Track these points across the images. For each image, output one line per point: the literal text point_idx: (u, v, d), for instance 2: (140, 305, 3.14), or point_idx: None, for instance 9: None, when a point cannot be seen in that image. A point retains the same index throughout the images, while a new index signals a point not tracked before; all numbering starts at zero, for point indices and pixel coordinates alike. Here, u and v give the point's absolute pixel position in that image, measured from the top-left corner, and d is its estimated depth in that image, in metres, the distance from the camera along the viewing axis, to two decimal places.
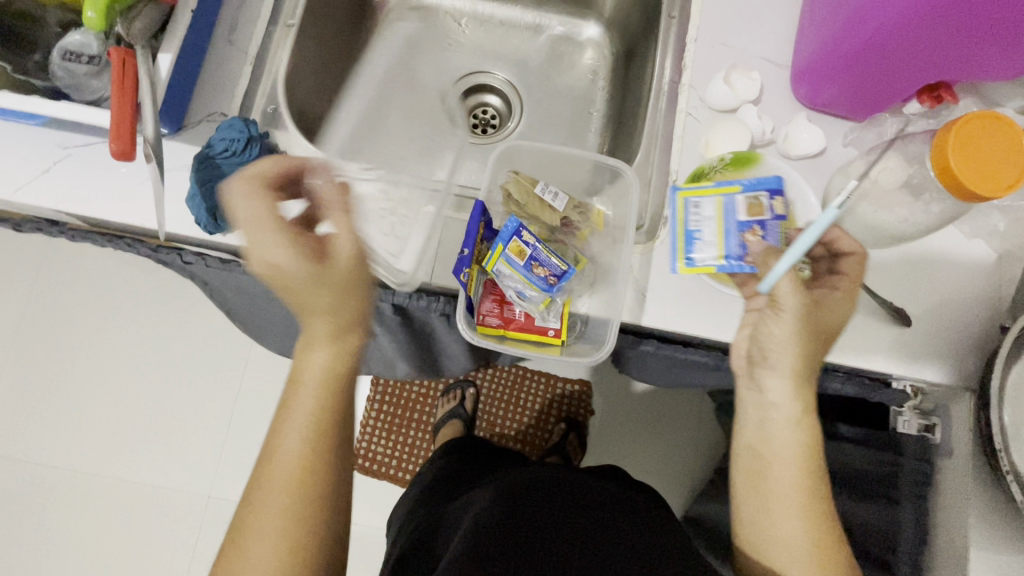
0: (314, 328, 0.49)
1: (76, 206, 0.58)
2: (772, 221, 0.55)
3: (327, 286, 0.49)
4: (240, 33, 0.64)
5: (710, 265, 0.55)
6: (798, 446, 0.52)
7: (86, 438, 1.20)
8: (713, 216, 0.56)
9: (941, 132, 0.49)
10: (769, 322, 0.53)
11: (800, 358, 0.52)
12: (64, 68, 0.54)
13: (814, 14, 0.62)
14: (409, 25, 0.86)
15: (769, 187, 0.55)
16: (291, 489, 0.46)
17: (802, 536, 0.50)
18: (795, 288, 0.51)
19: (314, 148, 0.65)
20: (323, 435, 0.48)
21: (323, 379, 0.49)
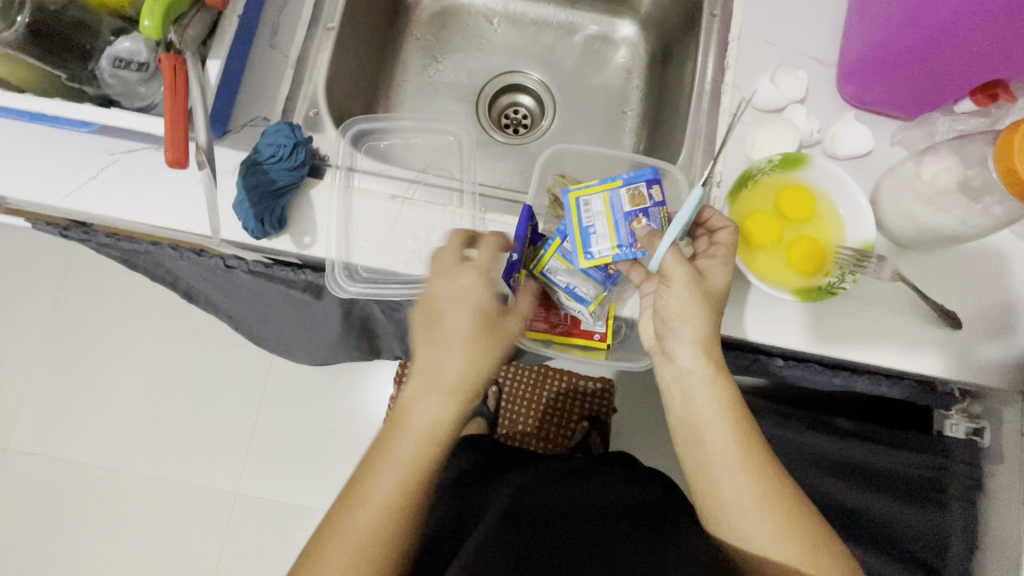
0: (427, 380, 0.52)
1: (124, 211, 0.59)
2: (654, 209, 0.53)
3: (477, 353, 0.52)
4: (282, 37, 0.65)
5: (606, 256, 0.54)
6: (719, 406, 0.52)
7: (117, 435, 1.22)
8: (603, 211, 0.55)
9: (1006, 134, 0.48)
10: (665, 295, 0.52)
11: (702, 321, 0.51)
12: (115, 76, 0.55)
13: (865, 12, 0.61)
14: (441, 24, 0.85)
15: (649, 178, 0.54)
16: (376, 527, 0.49)
17: (746, 491, 0.50)
18: (679, 260, 0.50)
19: (356, 152, 0.65)
20: (414, 485, 0.50)
21: (426, 435, 0.51)
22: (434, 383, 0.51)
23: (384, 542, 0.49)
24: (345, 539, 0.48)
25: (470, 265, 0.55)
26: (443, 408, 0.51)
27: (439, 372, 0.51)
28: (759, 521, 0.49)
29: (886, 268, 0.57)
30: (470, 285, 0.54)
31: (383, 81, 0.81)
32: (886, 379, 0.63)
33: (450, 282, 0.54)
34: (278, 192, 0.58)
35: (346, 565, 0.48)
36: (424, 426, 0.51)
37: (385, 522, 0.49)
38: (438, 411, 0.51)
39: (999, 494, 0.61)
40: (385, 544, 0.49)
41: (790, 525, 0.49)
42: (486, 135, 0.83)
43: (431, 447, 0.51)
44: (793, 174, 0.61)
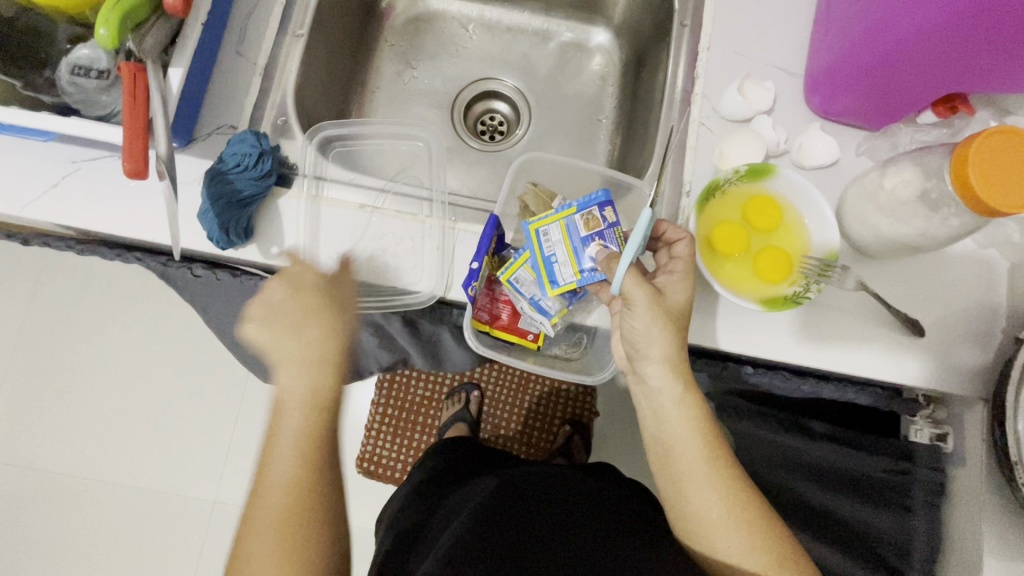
0: (291, 363, 0.51)
1: (87, 220, 0.58)
2: (608, 230, 0.54)
3: (326, 323, 0.53)
4: (249, 44, 0.64)
5: (571, 282, 0.55)
6: (688, 422, 0.52)
7: (89, 442, 1.19)
8: (561, 239, 0.55)
9: (961, 146, 0.49)
10: (629, 316, 0.52)
11: (668, 340, 0.51)
12: (74, 83, 0.54)
13: (830, 25, 0.62)
14: (415, 30, 0.85)
15: (598, 202, 0.55)
16: (283, 503, 0.49)
17: (714, 504, 0.50)
18: (639, 281, 0.51)
19: (327, 163, 0.64)
20: (312, 452, 0.51)
21: (303, 402, 0.51)
22: (297, 363, 0.51)
23: (294, 525, 0.49)
24: (261, 531, 0.48)
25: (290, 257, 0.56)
26: (311, 384, 0.51)
27: (299, 353, 0.52)
28: (729, 534, 0.50)
29: (850, 279, 0.58)
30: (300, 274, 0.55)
31: (357, 87, 0.81)
32: (854, 386, 0.64)
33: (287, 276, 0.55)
34: (243, 202, 0.57)
35: (272, 550, 0.48)
36: (294, 406, 0.51)
37: (289, 498, 0.49)
38: (307, 390, 0.51)
39: (960, 496, 0.62)
40: (296, 520, 0.49)
41: (752, 534, 0.50)
42: (460, 142, 0.82)
43: (318, 415, 0.51)
44: (756, 185, 0.61)
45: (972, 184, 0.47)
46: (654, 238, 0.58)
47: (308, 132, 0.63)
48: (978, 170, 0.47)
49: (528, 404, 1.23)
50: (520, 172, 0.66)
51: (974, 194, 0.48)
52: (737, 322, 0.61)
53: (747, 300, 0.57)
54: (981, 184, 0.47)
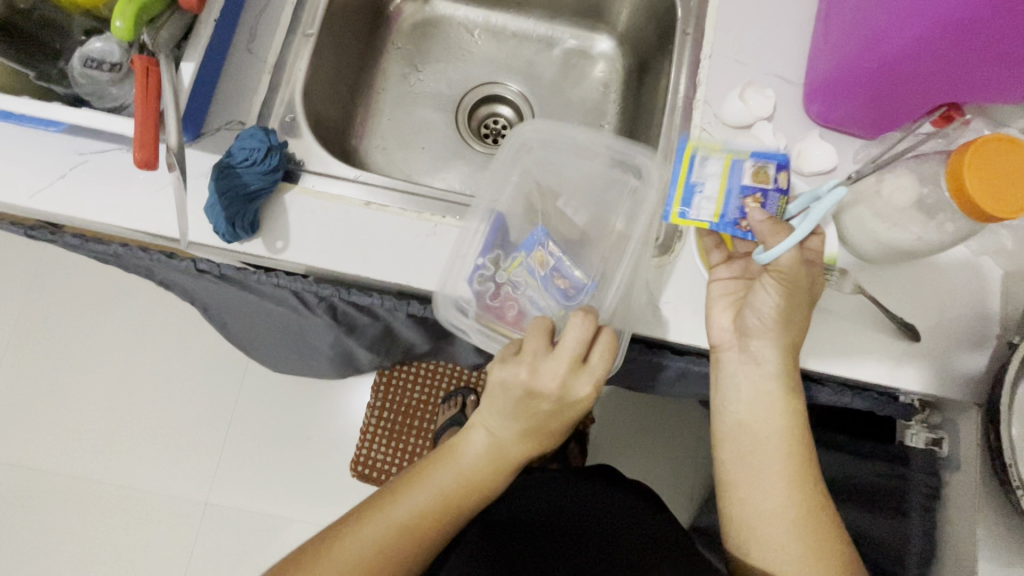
0: (492, 432, 0.56)
1: (92, 211, 0.58)
2: (774, 192, 0.55)
3: (531, 440, 0.56)
4: (259, 42, 0.65)
5: (703, 220, 0.56)
6: (782, 419, 0.54)
7: (80, 441, 1.18)
8: (718, 174, 0.57)
9: (956, 153, 0.50)
10: (759, 289, 0.54)
11: (794, 328, 0.53)
12: (86, 75, 0.54)
13: (830, 35, 0.63)
14: (422, 33, 0.86)
15: (779, 160, 0.56)
16: (388, 533, 0.52)
17: (784, 502, 0.53)
18: (797, 262, 0.51)
19: (332, 159, 0.65)
20: (440, 513, 0.54)
21: (466, 475, 0.55)
22: (496, 442, 0.56)
23: (398, 555, 0.52)
24: (369, 530, 0.52)
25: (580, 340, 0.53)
26: (490, 468, 0.56)
27: (503, 439, 0.55)
28: (789, 536, 0.52)
29: (847, 282, 0.60)
30: (591, 371, 0.53)
31: (363, 88, 0.82)
32: (851, 390, 0.64)
33: (563, 386, 0.52)
34: (250, 196, 0.58)
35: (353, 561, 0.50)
36: (468, 473, 0.55)
37: (393, 536, 0.52)
38: (484, 473, 0.56)
39: (955, 503, 0.62)
40: (387, 554, 0.52)
41: (808, 538, 0.52)
42: (464, 144, 0.84)
43: (465, 495, 0.55)
44: None
45: (968, 190, 0.48)
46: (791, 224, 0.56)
47: (293, 132, 0.64)
48: (973, 176, 0.48)
49: None
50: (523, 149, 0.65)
51: (973, 199, 0.48)
52: None
53: None
54: (976, 191, 0.48)
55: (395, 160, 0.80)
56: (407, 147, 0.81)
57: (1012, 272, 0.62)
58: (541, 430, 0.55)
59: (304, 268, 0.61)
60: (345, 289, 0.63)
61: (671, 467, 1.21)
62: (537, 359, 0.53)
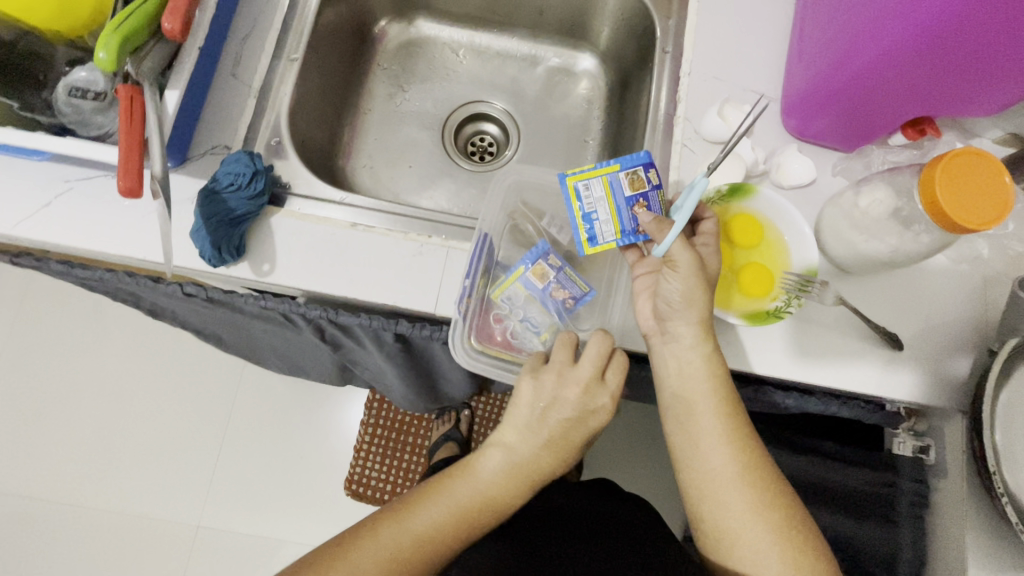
0: (511, 447, 0.55)
1: (76, 238, 0.58)
2: (653, 193, 0.57)
3: (552, 456, 0.55)
4: (244, 67, 0.66)
5: (610, 241, 0.57)
6: (712, 381, 0.53)
7: (69, 466, 1.17)
8: (604, 196, 0.57)
9: (929, 167, 0.51)
10: (668, 275, 0.54)
11: (705, 303, 0.53)
12: (71, 104, 0.55)
13: (803, 52, 0.65)
14: (406, 54, 0.88)
15: (644, 161, 0.57)
16: (408, 543, 0.51)
17: (730, 462, 0.52)
18: (685, 245, 0.53)
19: (317, 181, 0.65)
20: (458, 526, 0.53)
21: (485, 490, 0.54)
22: (515, 459, 0.55)
23: (414, 567, 0.50)
24: (387, 537, 0.51)
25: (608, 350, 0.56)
26: (510, 482, 0.55)
27: (520, 453, 0.55)
28: (735, 492, 0.51)
29: (829, 293, 0.60)
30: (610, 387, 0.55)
31: (349, 108, 0.82)
32: (838, 400, 0.65)
33: (588, 395, 0.55)
34: (235, 221, 0.58)
35: (374, 564, 0.49)
36: (486, 487, 0.54)
37: (416, 546, 0.51)
38: (501, 489, 0.54)
39: (943, 510, 0.63)
40: (408, 563, 0.50)
41: (760, 494, 0.51)
42: (451, 162, 0.85)
43: (484, 508, 0.54)
44: (741, 204, 0.63)
45: (939, 202, 0.49)
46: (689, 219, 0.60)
47: (278, 155, 0.65)
48: (945, 190, 0.50)
49: None
50: (506, 176, 0.66)
51: (946, 206, 0.49)
52: (723, 336, 0.62)
53: (730, 314, 0.60)
54: (945, 200, 0.49)
55: (382, 180, 0.81)
56: (393, 166, 0.82)
57: (990, 279, 0.64)
58: (562, 444, 0.55)
59: (291, 290, 0.62)
60: (333, 310, 0.62)
61: (666, 477, 1.21)
62: (559, 371, 0.56)
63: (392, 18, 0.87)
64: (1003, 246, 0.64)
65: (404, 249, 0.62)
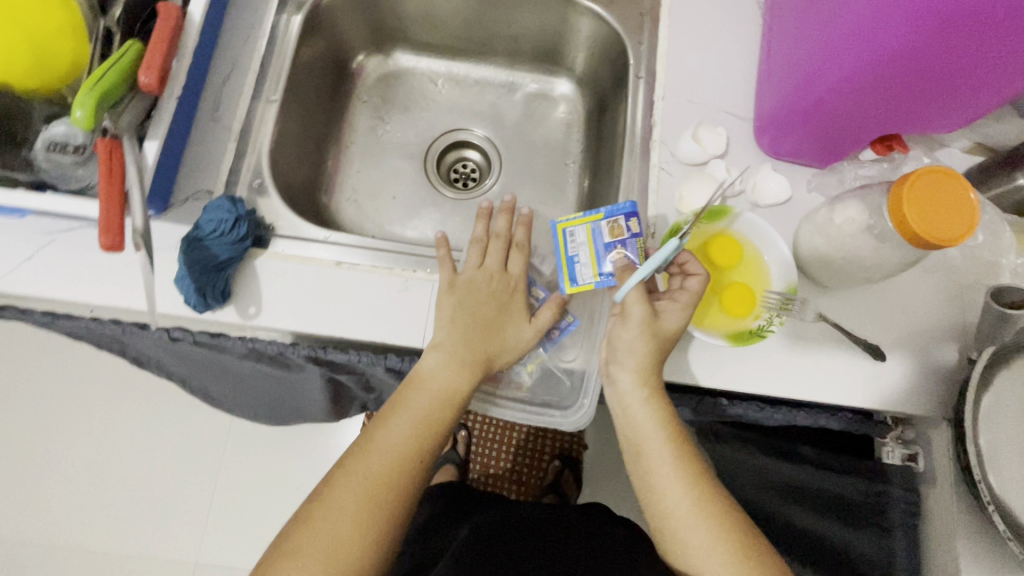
0: (446, 343, 0.58)
1: (58, 291, 0.58)
2: (631, 240, 0.59)
3: (488, 327, 0.61)
4: (224, 111, 0.67)
5: (589, 282, 0.60)
6: (655, 421, 0.56)
7: (60, 508, 1.15)
8: (586, 241, 0.61)
9: (896, 188, 0.52)
10: (621, 332, 0.57)
11: (646, 356, 0.55)
12: (50, 159, 0.55)
13: (772, 75, 0.67)
14: (386, 86, 0.89)
15: (626, 211, 0.60)
16: (381, 464, 0.53)
17: (682, 498, 0.53)
18: (640, 298, 0.56)
19: (301, 220, 0.65)
20: (422, 434, 0.56)
21: (438, 392, 0.57)
22: (452, 347, 0.58)
23: (396, 482, 0.53)
24: (360, 461, 0.54)
25: (496, 239, 0.67)
26: (461, 374, 0.58)
27: (455, 344, 0.58)
28: (694, 529, 0.52)
29: (809, 310, 0.62)
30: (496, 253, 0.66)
31: (331, 142, 0.83)
32: (825, 412, 0.67)
33: (500, 281, 0.64)
34: (220, 267, 0.58)
35: (356, 496, 0.52)
36: (439, 389, 0.57)
37: (393, 468, 0.54)
38: (456, 380, 0.57)
39: (936, 516, 0.64)
40: (387, 483, 0.53)
41: (716, 526, 0.52)
42: (434, 191, 0.85)
43: (443, 408, 0.57)
44: (718, 226, 0.64)
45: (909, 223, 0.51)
46: (673, 263, 0.60)
47: (262, 197, 0.66)
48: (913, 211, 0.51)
49: (513, 436, 1.28)
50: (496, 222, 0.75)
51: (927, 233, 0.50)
52: (708, 356, 0.63)
53: (716, 337, 0.61)
54: (922, 229, 0.50)
55: (367, 212, 0.82)
56: (377, 198, 0.83)
57: (965, 287, 0.65)
58: (490, 313, 0.61)
59: (279, 331, 0.62)
60: (321, 348, 0.64)
61: None
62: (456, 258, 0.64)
63: (370, 52, 0.88)
64: (977, 254, 0.65)
65: (391, 285, 0.63)
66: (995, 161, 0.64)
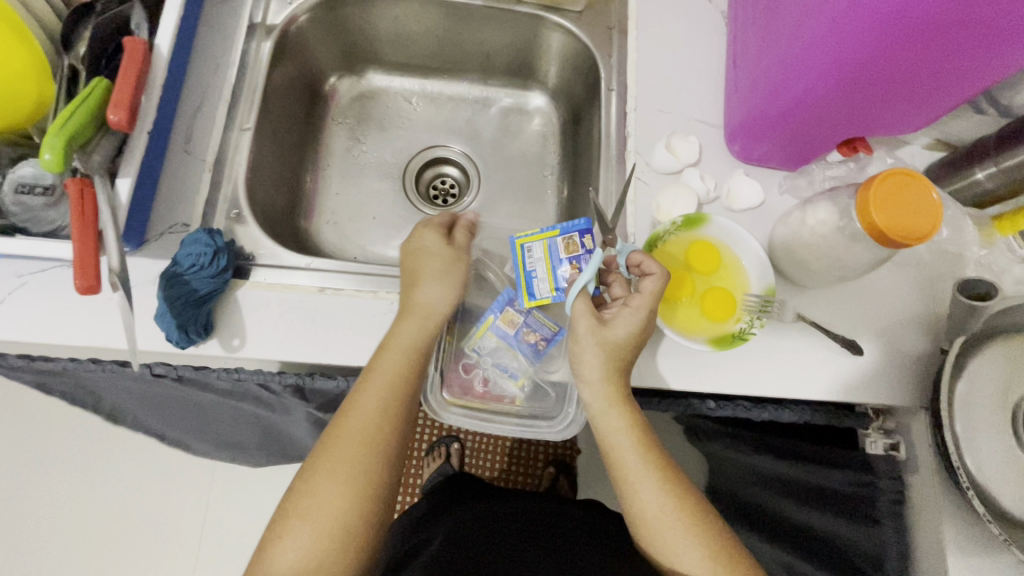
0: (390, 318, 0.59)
1: (31, 334, 0.57)
2: (586, 256, 0.59)
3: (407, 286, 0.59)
4: (196, 142, 0.66)
5: (546, 297, 0.60)
6: (625, 429, 0.56)
7: (48, 546, 1.14)
8: (543, 257, 0.60)
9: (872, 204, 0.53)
10: (577, 352, 0.57)
11: (603, 368, 0.56)
12: (19, 202, 0.54)
13: (740, 83, 0.69)
14: (360, 106, 0.89)
15: (581, 228, 0.59)
16: (362, 427, 0.53)
17: (657, 502, 0.54)
18: (585, 309, 0.57)
19: (281, 248, 0.65)
20: (396, 396, 0.54)
21: (404, 349, 0.56)
22: (409, 309, 0.58)
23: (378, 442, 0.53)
24: (343, 426, 0.53)
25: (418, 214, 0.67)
26: (411, 329, 0.57)
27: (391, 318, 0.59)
28: (673, 530, 0.53)
29: (788, 311, 0.63)
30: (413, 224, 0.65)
31: (308, 165, 0.83)
32: (809, 408, 0.68)
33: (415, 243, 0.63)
34: (201, 300, 0.57)
35: (344, 460, 0.52)
36: (401, 345, 0.56)
37: (371, 433, 0.53)
38: (407, 335, 0.56)
39: (920, 504, 0.65)
40: (372, 448, 0.53)
41: (691, 523, 0.53)
42: (414, 208, 0.86)
43: (413, 364, 0.56)
44: (686, 235, 0.65)
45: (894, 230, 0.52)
46: (630, 266, 0.59)
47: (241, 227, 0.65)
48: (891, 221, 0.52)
49: (506, 444, 1.28)
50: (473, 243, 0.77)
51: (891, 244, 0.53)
52: (693, 361, 0.64)
53: (698, 342, 0.62)
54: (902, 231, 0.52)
55: (348, 233, 0.82)
56: (357, 219, 0.83)
57: (934, 280, 0.67)
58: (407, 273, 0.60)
59: (265, 362, 0.61)
60: (308, 376, 0.63)
61: None
62: None
63: (342, 74, 0.88)
64: (943, 248, 0.68)
65: (376, 308, 0.63)
66: (955, 157, 0.67)
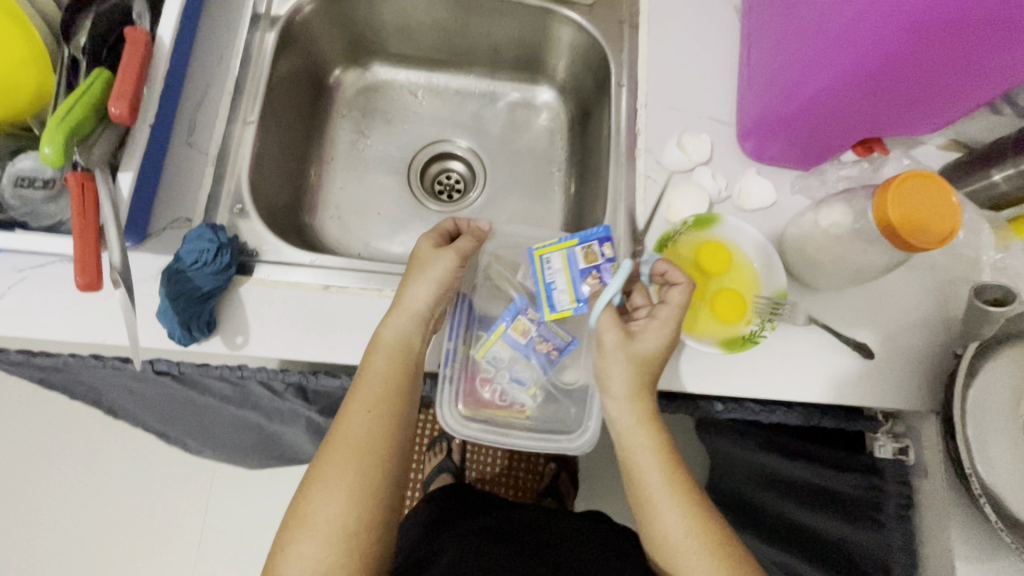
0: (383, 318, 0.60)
1: (30, 329, 0.56)
2: (606, 265, 0.57)
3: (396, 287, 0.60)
4: (199, 135, 0.65)
5: (568, 309, 0.58)
6: (651, 449, 0.55)
7: (49, 538, 1.14)
8: (562, 268, 0.58)
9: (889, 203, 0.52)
10: (603, 366, 0.57)
11: (630, 382, 0.55)
12: (18, 195, 0.53)
13: (754, 80, 0.67)
14: (365, 99, 0.87)
15: (599, 237, 0.58)
16: (355, 432, 0.52)
17: (681, 525, 0.53)
18: (613, 321, 0.56)
19: (285, 244, 0.64)
20: (385, 399, 0.54)
21: (386, 349, 0.55)
22: (395, 303, 0.57)
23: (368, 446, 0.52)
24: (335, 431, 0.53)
25: None
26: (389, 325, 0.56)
27: None
28: (696, 556, 0.52)
29: (800, 314, 0.62)
30: None
31: (312, 158, 0.82)
32: (818, 412, 0.67)
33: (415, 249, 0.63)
34: (204, 297, 0.57)
35: (337, 466, 0.51)
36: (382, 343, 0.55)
37: (364, 438, 0.52)
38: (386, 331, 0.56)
39: (926, 508, 0.64)
40: (364, 453, 0.52)
41: (712, 549, 0.52)
42: (419, 204, 0.84)
43: (399, 362, 0.55)
44: (703, 237, 0.65)
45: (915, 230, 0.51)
46: (654, 276, 0.59)
47: (245, 222, 0.64)
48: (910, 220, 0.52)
49: None
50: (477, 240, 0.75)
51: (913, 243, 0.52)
52: (702, 363, 0.63)
53: (709, 344, 0.62)
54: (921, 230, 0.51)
55: (352, 229, 0.81)
56: (361, 214, 0.82)
57: (947, 283, 0.66)
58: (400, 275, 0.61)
59: (268, 360, 0.60)
60: (312, 374, 0.62)
61: None
62: None
63: (347, 66, 0.86)
64: (957, 250, 0.67)
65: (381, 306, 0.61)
66: (971, 157, 0.65)
